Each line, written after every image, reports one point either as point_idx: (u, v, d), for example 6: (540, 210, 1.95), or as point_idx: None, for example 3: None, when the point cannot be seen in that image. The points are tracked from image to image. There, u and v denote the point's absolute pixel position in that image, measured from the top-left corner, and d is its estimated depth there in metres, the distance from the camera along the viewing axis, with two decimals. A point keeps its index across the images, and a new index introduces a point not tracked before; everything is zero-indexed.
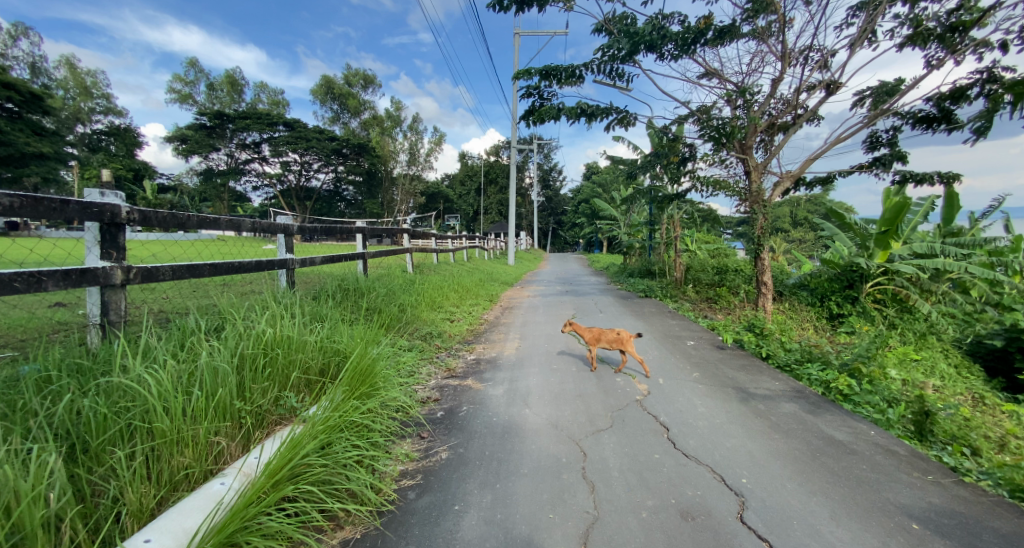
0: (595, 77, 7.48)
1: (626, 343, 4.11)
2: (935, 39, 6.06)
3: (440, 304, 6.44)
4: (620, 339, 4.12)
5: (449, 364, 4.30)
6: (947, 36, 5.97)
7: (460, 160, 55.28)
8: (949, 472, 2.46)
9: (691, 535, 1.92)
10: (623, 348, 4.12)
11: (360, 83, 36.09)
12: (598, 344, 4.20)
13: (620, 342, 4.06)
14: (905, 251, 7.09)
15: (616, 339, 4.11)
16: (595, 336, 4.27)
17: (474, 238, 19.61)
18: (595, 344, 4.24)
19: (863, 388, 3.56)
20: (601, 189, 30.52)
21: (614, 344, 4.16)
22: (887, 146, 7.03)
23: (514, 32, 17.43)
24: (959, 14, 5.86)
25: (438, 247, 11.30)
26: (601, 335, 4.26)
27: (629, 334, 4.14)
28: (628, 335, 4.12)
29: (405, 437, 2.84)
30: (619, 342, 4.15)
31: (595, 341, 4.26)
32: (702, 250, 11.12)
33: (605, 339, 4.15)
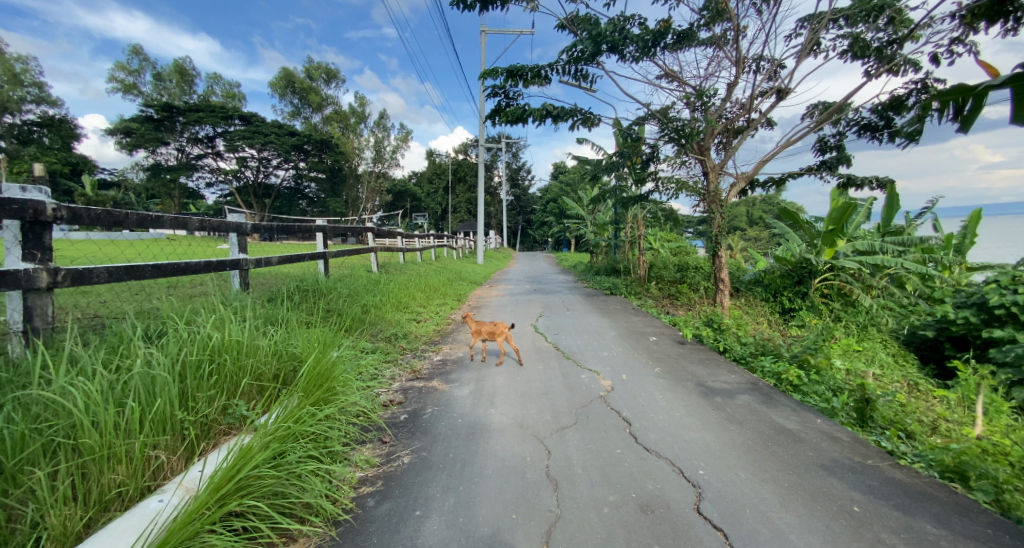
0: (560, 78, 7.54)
1: (500, 334, 4.34)
2: (875, 52, 6.45)
3: (407, 304, 6.31)
4: (495, 330, 4.36)
5: (414, 365, 4.21)
6: (885, 49, 6.35)
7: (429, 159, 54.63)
8: (887, 456, 2.62)
9: (650, 529, 1.96)
10: (498, 339, 4.35)
11: (322, 78, 35.08)
12: (479, 337, 4.42)
13: (495, 334, 4.32)
14: (849, 249, 7.48)
15: (490, 329, 4.36)
16: (477, 327, 4.51)
17: (443, 236, 19.35)
18: (476, 335, 4.46)
19: (811, 379, 3.74)
20: (569, 189, 30.91)
21: (491, 335, 4.39)
22: (834, 150, 7.44)
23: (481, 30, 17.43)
24: (896, 27, 6.23)
25: (405, 246, 11.09)
26: (482, 326, 4.49)
27: (505, 326, 4.39)
28: (503, 327, 4.37)
29: (365, 442, 2.76)
30: (496, 333, 4.40)
31: (477, 332, 4.49)
32: (665, 248, 11.42)
33: (483, 331, 4.38)
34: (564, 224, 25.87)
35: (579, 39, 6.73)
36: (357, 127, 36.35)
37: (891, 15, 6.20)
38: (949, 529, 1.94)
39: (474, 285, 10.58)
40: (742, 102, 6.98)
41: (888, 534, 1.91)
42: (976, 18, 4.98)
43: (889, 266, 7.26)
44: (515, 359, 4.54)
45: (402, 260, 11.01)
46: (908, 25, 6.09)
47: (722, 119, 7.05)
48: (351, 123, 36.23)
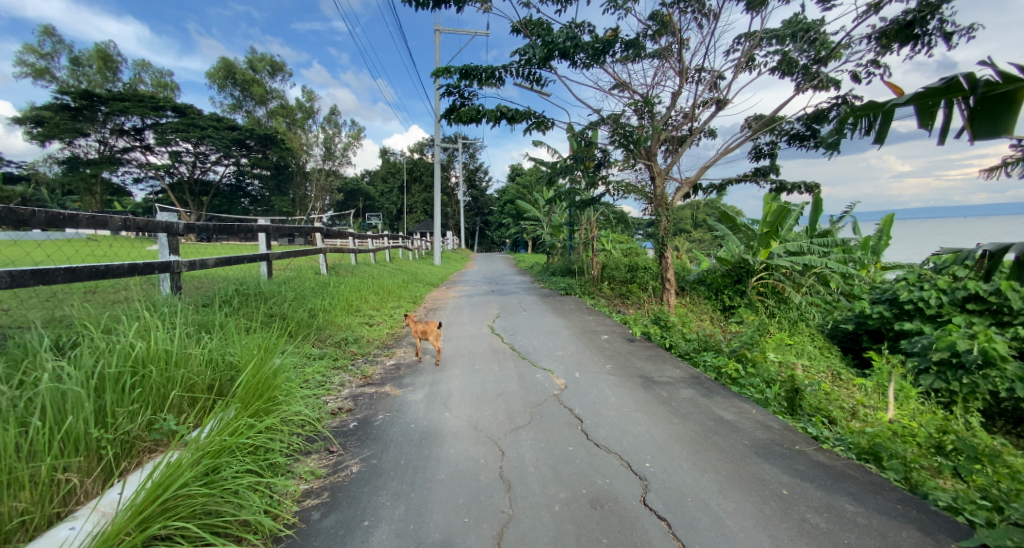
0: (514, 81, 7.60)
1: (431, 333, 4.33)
2: (802, 69, 6.99)
3: (358, 307, 6.10)
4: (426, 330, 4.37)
5: (365, 371, 4.08)
6: (810, 67, 6.90)
7: (385, 158, 53.28)
8: (812, 440, 2.84)
9: (598, 523, 2.01)
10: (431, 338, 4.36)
11: (267, 70, 33.26)
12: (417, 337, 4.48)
13: (425, 334, 4.37)
14: (781, 250, 8.04)
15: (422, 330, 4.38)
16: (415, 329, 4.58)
17: (398, 236, 18.87)
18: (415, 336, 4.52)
19: (747, 372, 3.98)
20: (525, 191, 31.21)
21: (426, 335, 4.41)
22: (767, 157, 7.99)
23: (435, 28, 17.24)
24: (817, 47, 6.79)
25: (357, 247, 10.72)
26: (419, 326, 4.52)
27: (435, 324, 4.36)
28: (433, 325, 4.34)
29: (311, 453, 2.64)
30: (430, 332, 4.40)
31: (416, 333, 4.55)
32: (617, 249, 11.77)
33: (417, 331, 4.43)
34: (521, 225, 25.90)
35: (532, 43, 6.82)
36: (306, 122, 34.78)
37: (815, 36, 6.74)
38: (863, 505, 2.14)
39: (429, 286, 10.39)
40: (685, 110, 7.34)
41: (813, 514, 2.07)
42: (889, 41, 5.58)
43: (816, 265, 7.88)
44: (467, 359, 4.53)
45: (353, 262, 10.62)
46: (829, 46, 6.64)
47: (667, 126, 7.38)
48: (298, 118, 34.54)
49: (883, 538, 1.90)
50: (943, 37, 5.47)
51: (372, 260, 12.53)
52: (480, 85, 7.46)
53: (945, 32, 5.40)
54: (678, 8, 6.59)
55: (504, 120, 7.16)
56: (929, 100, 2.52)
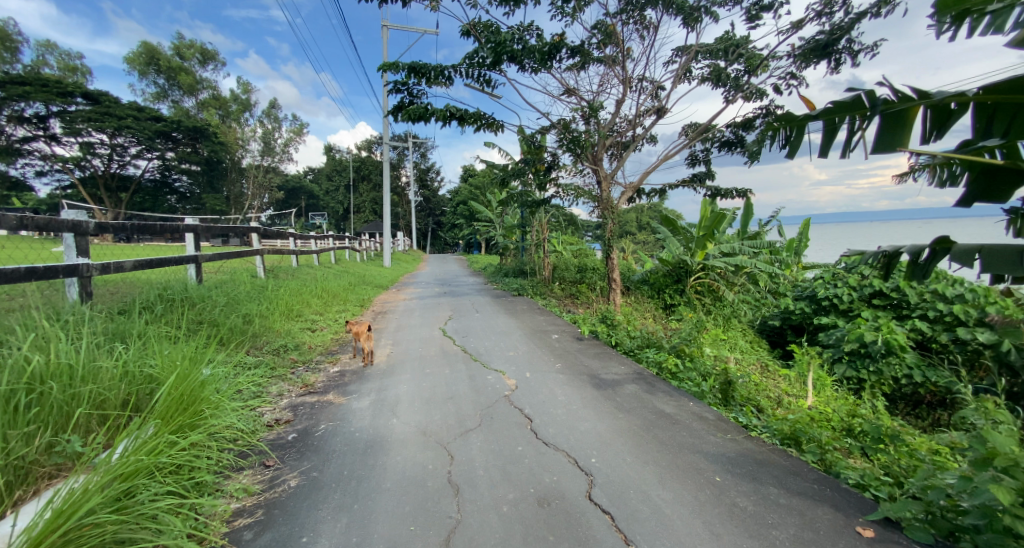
0: (464, 81, 7.55)
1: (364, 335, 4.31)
2: (732, 81, 7.48)
3: (300, 312, 5.80)
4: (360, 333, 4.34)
5: (306, 379, 3.87)
6: (739, 79, 7.40)
7: (333, 155, 51.10)
8: (741, 429, 3.05)
9: (545, 522, 2.04)
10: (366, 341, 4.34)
11: (196, 57, 30.82)
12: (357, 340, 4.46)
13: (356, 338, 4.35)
14: (716, 251, 8.59)
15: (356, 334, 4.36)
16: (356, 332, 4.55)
17: (344, 236, 18.12)
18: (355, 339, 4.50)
19: (686, 366, 4.22)
20: (478, 191, 31.16)
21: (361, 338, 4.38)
22: (703, 164, 8.50)
23: (382, 23, 16.78)
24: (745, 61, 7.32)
25: (298, 248, 10.18)
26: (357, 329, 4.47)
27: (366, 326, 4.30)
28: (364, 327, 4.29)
29: (243, 469, 2.46)
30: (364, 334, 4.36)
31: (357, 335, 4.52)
32: (567, 250, 12.01)
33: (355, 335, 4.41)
34: (473, 226, 25.78)
35: (482, 44, 6.81)
36: (243, 115, 32.63)
37: (743, 52, 7.26)
38: (786, 487, 2.33)
39: (377, 288, 10.08)
40: (629, 117, 7.65)
41: (742, 498, 2.23)
42: (806, 59, 6.13)
43: (746, 266, 8.50)
44: (417, 363, 4.46)
45: (294, 264, 10.06)
46: (755, 61, 7.18)
47: (612, 132, 7.65)
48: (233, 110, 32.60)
49: (801, 516, 2.08)
50: (849, 57, 6.08)
51: (315, 261, 11.94)
52: (429, 84, 7.35)
53: (852, 53, 6.02)
54: (621, 18, 6.86)
55: (453, 120, 7.09)
56: (836, 117, 2.81)
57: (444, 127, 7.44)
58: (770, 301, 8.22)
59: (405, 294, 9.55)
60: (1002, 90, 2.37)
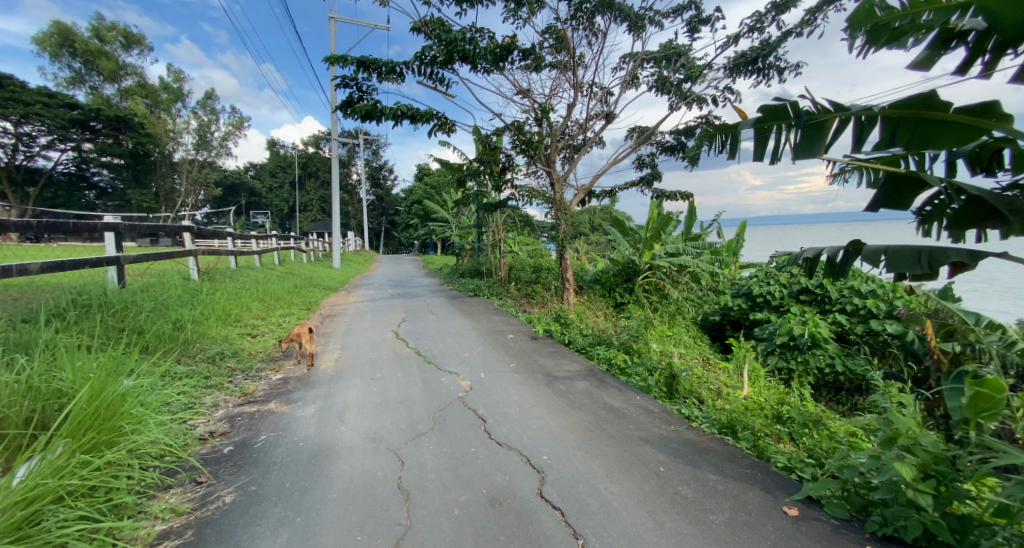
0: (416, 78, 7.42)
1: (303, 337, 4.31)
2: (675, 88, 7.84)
3: (239, 316, 5.45)
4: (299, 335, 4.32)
5: (245, 388, 3.64)
6: (681, 87, 7.77)
7: (280, 151, 48.51)
8: (683, 420, 3.21)
9: (496, 522, 2.04)
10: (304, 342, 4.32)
11: (119, 41, 28.38)
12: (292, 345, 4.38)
13: (295, 341, 4.28)
14: (662, 251, 8.99)
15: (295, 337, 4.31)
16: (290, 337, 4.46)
17: (289, 237, 17.21)
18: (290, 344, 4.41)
19: (633, 362, 4.37)
20: (434, 190, 30.73)
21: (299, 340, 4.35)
22: (649, 167, 8.86)
23: (329, 15, 16.14)
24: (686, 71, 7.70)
25: (237, 248, 9.54)
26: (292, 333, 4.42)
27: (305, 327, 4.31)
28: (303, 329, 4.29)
29: (171, 488, 2.27)
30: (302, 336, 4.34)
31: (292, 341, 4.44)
32: (523, 251, 12.10)
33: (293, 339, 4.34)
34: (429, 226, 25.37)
35: (433, 42, 6.73)
36: (177, 106, 30.25)
37: (684, 62, 7.65)
38: (722, 473, 2.48)
39: (326, 291, 9.65)
40: (579, 121, 7.83)
41: (683, 486, 2.35)
42: (739, 71, 6.56)
43: (690, 266, 8.96)
44: (368, 367, 4.33)
45: (233, 266, 9.42)
46: (695, 71, 7.59)
47: (563, 136, 7.81)
48: (161, 99, 30.90)
49: (735, 499, 2.22)
50: (777, 72, 6.57)
51: (256, 262, 11.24)
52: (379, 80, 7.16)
53: (779, 68, 6.51)
54: (571, 24, 7.01)
55: (404, 118, 6.95)
56: (766, 125, 3.05)
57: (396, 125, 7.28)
58: (712, 298, 8.71)
59: (355, 296, 9.23)
60: (905, 105, 2.66)
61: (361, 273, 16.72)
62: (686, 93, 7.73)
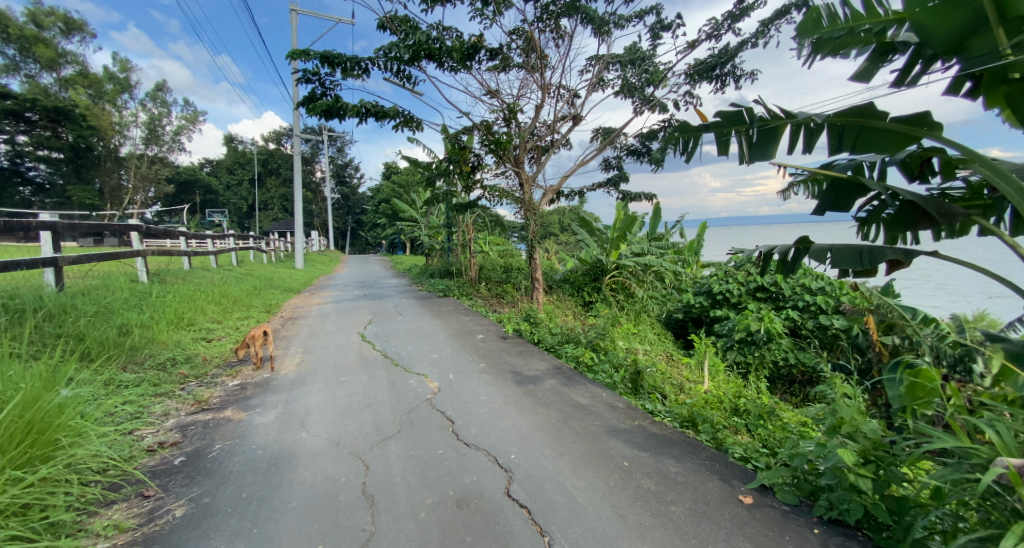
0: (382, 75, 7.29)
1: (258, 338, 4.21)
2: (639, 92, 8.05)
3: (193, 320, 5.18)
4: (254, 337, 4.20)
5: (199, 396, 3.47)
6: (645, 91, 7.98)
7: (240, 146, 46.45)
8: (647, 415, 3.30)
9: (463, 523, 2.03)
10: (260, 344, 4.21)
11: (59, 26, 26.72)
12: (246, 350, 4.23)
13: (250, 344, 4.15)
14: (628, 251, 9.20)
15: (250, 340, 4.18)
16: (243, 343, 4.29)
17: (249, 237, 16.49)
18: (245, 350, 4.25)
19: (600, 359, 4.45)
20: (402, 189, 30.24)
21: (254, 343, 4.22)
22: (616, 169, 9.06)
23: (290, 7, 15.59)
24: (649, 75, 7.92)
25: (191, 249, 9.05)
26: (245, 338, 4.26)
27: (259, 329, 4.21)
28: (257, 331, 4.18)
29: (114, 503, 2.14)
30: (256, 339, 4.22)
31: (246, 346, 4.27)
32: (493, 250, 12.09)
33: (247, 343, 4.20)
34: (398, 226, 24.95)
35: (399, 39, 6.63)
36: (125, 98, 28.44)
37: (647, 67, 7.86)
38: (683, 465, 2.56)
39: (288, 292, 9.31)
40: (547, 123, 7.91)
41: (646, 479, 2.41)
42: (698, 78, 6.80)
43: (654, 265, 9.22)
44: (332, 371, 4.21)
45: (186, 267, 8.93)
46: (657, 77, 7.82)
47: (531, 137, 7.86)
48: (107, 90, 28.95)
49: (695, 490, 2.30)
50: (734, 79, 6.85)
51: (212, 263, 10.69)
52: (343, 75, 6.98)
53: (736, 76, 6.79)
54: (538, 26, 7.07)
55: (369, 115, 6.81)
56: (725, 128, 3.18)
57: (361, 122, 7.12)
58: (675, 296, 8.98)
59: (319, 298, 8.96)
60: (847, 113, 2.84)
61: (327, 274, 16.25)
62: (649, 97, 7.94)
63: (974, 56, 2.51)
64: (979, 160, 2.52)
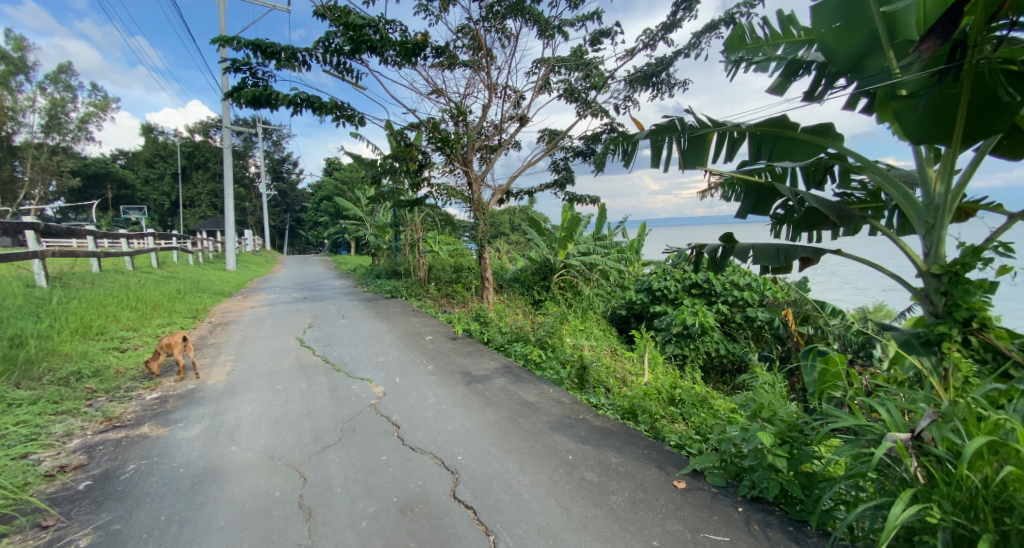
0: (320, 67, 6.96)
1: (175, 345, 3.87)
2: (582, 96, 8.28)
3: (103, 330, 4.68)
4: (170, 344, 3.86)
5: (110, 412, 3.14)
6: (588, 95, 8.23)
7: (166, 138, 42.51)
8: (591, 408, 3.41)
9: (406, 530, 1.98)
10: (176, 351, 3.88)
11: None
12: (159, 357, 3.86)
13: (165, 351, 3.81)
14: (576, 251, 9.45)
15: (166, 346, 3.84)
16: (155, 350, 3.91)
17: (173, 238, 15.13)
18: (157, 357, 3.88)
19: (547, 357, 4.53)
20: (348, 187, 29.10)
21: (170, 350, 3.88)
22: (563, 170, 9.26)
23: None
24: (590, 80, 8.17)
25: (102, 250, 8.15)
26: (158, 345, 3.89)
27: (178, 335, 3.88)
28: (175, 337, 3.85)
29: (3, 537, 1.88)
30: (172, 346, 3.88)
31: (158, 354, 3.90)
32: (444, 250, 11.93)
33: (161, 350, 3.84)
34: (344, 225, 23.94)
35: (337, 30, 6.36)
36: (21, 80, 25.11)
37: (588, 72, 8.11)
38: (624, 455, 2.67)
39: (218, 296, 8.63)
40: (494, 123, 7.92)
41: (589, 471, 2.49)
42: (637, 85, 7.12)
43: (600, 264, 9.53)
44: (267, 379, 3.97)
45: (95, 270, 8.03)
46: (600, 82, 8.08)
47: (479, 136, 7.84)
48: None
49: (634, 478, 2.41)
50: (669, 87, 7.23)
51: (127, 265, 9.69)
52: (277, 66, 6.59)
53: (671, 84, 7.16)
54: (483, 25, 7.07)
55: (305, 107, 6.47)
56: (659, 136, 3.34)
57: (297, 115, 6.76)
58: (620, 293, 9.33)
59: (255, 301, 8.41)
60: (765, 123, 3.08)
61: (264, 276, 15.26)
62: (593, 101, 8.19)
63: (869, 74, 2.77)
64: (872, 169, 2.83)
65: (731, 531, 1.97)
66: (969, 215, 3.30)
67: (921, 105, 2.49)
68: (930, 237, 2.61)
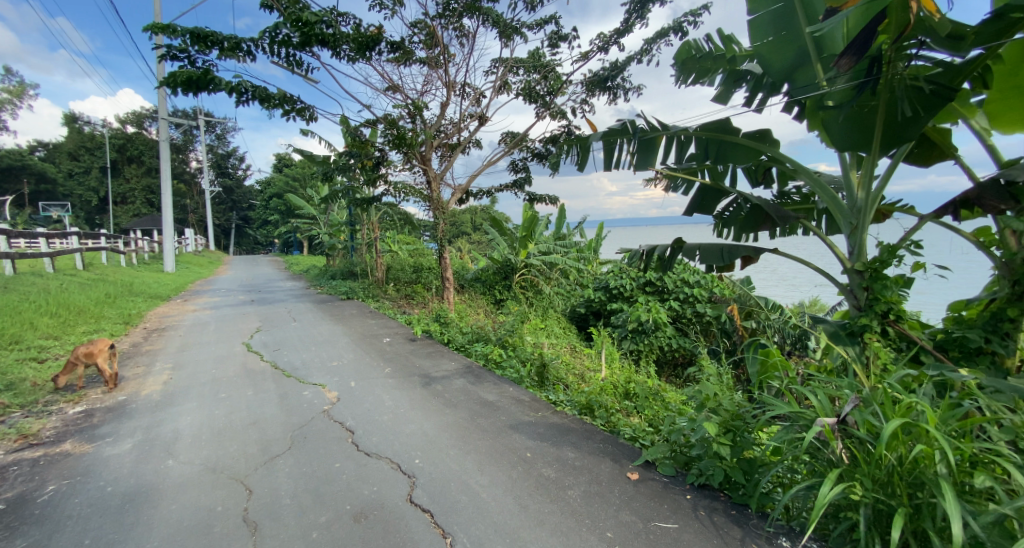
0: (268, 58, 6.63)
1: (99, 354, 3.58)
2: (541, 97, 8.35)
3: (17, 340, 4.24)
4: (93, 351, 3.56)
5: (26, 429, 2.85)
6: (546, 96, 8.31)
7: (96, 128, 39.05)
8: (550, 406, 3.46)
9: (360, 537, 1.94)
10: (98, 360, 3.58)
11: None
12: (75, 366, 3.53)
13: (85, 358, 3.51)
14: (536, 251, 9.54)
15: (86, 354, 3.54)
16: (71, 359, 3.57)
17: (103, 237, 13.91)
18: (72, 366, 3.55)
19: (507, 356, 4.54)
20: (303, 185, 27.93)
21: (90, 359, 3.57)
22: (523, 171, 9.30)
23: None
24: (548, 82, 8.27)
25: (17, 251, 7.37)
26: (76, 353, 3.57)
27: (102, 342, 3.61)
28: (99, 344, 3.58)
29: None
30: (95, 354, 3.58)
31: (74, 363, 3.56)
32: (403, 250, 11.69)
33: (79, 358, 3.53)
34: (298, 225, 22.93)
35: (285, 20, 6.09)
36: None
37: (546, 74, 8.19)
38: (580, 450, 2.73)
39: (154, 300, 8.02)
40: (453, 121, 7.84)
41: (546, 467, 2.53)
42: (593, 89, 7.27)
43: (560, 264, 9.67)
44: (209, 387, 3.74)
45: (8, 273, 7.24)
46: (558, 84, 8.18)
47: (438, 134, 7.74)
48: None
49: (589, 472, 2.47)
50: (623, 91, 7.43)
51: (49, 267, 8.82)
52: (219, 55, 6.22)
53: (625, 89, 7.37)
54: (441, 23, 6.99)
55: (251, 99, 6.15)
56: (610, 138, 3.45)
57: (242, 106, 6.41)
58: (580, 291, 9.52)
59: (197, 305, 7.90)
60: (708, 128, 3.25)
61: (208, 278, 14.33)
62: (551, 102, 8.28)
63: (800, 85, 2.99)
64: (804, 174, 3.06)
65: (680, 518, 2.06)
66: (889, 217, 3.62)
67: (842, 116, 2.71)
68: (853, 237, 2.86)
